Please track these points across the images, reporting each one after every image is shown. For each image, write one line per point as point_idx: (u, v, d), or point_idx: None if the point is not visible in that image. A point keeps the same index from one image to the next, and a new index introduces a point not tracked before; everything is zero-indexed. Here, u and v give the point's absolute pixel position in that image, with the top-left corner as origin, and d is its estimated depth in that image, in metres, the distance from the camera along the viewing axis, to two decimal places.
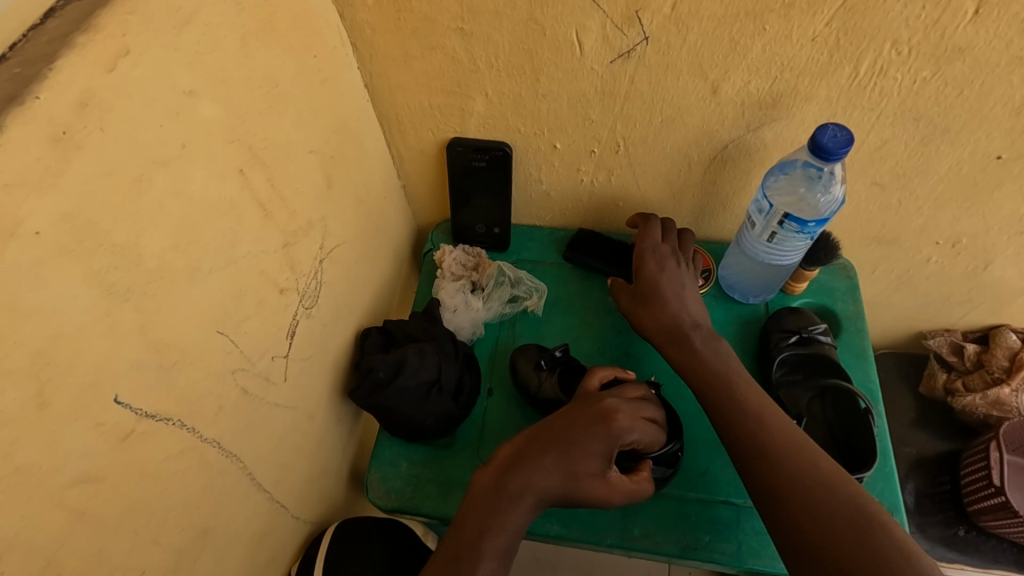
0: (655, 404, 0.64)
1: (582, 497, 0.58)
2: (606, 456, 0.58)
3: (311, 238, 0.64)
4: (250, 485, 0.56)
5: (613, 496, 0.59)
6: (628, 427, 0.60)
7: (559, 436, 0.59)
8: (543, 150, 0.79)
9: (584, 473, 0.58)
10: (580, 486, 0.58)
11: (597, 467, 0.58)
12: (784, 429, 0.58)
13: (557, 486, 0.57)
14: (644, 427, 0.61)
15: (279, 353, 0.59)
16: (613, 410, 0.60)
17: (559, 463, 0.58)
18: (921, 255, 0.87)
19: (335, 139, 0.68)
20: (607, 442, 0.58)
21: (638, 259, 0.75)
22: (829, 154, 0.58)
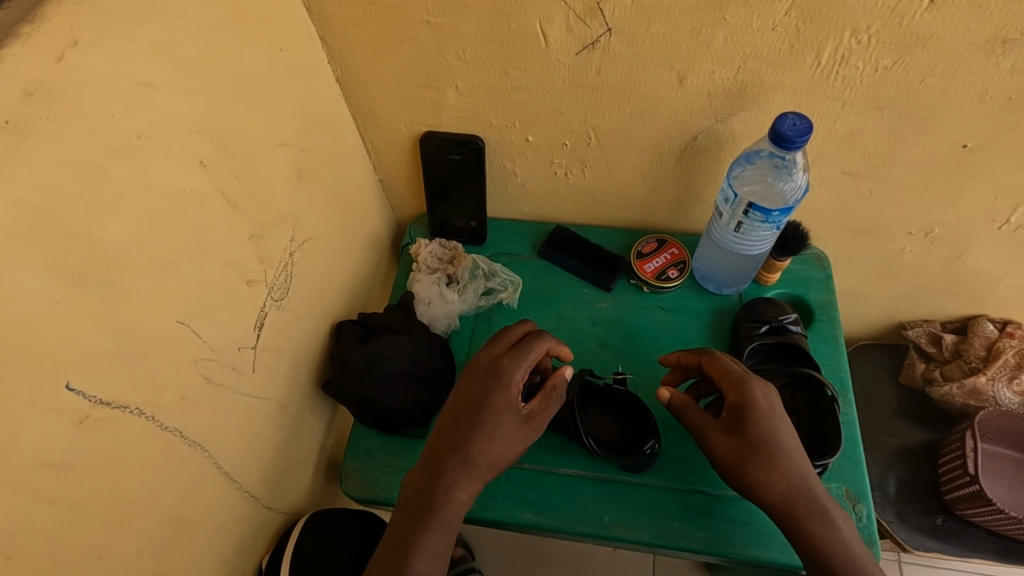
0: (541, 338, 0.67)
1: (513, 446, 0.63)
2: (511, 401, 0.63)
3: (281, 231, 0.64)
4: (218, 475, 0.56)
5: (535, 427, 0.64)
6: (516, 366, 0.64)
7: (470, 405, 0.63)
8: (516, 143, 0.79)
9: (500, 425, 0.62)
10: (506, 439, 0.62)
11: (509, 414, 0.63)
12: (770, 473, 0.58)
13: (484, 449, 0.61)
14: (531, 358, 0.66)
15: (247, 344, 0.59)
16: (501, 363, 0.65)
17: (479, 429, 0.61)
18: (896, 245, 0.86)
19: (307, 132, 0.68)
20: (506, 392, 0.63)
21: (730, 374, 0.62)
22: (790, 142, 0.59)
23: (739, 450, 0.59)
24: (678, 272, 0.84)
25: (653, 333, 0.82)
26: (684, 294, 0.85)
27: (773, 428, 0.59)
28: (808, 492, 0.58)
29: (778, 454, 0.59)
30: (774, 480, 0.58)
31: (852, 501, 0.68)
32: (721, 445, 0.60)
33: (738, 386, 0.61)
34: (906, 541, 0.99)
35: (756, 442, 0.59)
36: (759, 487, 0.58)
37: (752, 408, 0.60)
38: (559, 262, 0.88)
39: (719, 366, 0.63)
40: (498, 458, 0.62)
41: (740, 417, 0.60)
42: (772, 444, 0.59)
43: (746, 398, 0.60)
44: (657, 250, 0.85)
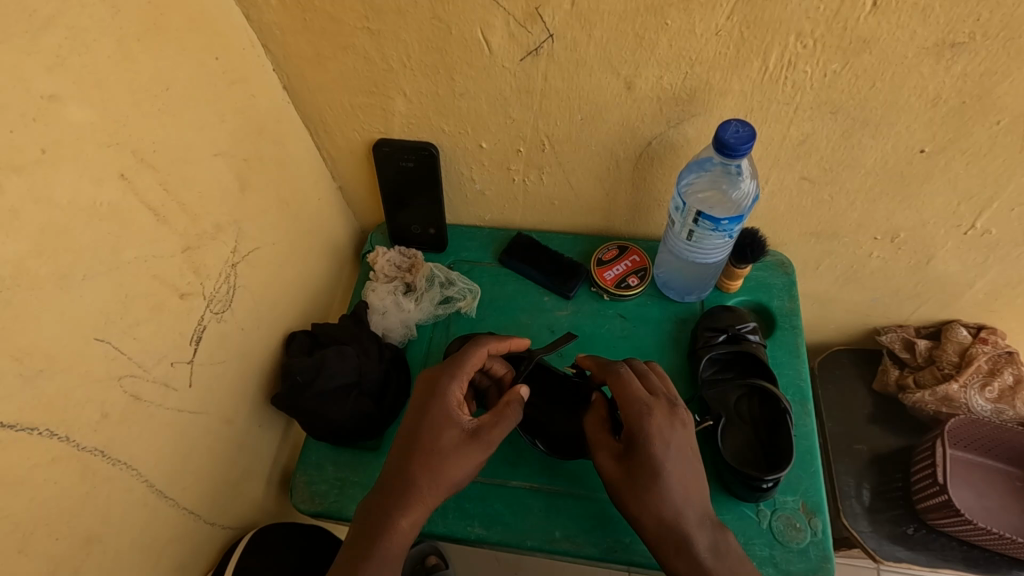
0: (476, 350, 0.66)
1: (461, 463, 0.60)
2: (450, 415, 0.62)
3: (220, 242, 0.63)
4: (149, 492, 0.55)
5: (484, 440, 0.61)
6: (449, 383, 0.63)
7: (409, 428, 0.62)
8: (470, 150, 0.78)
9: (443, 443, 0.60)
10: (452, 458, 0.60)
11: (451, 430, 0.61)
12: (649, 495, 0.58)
13: (427, 472, 0.59)
14: (466, 371, 0.65)
15: (182, 359, 0.58)
16: (436, 379, 0.64)
17: (419, 453, 0.60)
18: (862, 250, 0.85)
19: (250, 141, 0.67)
20: (441, 409, 0.62)
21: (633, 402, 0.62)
22: (733, 150, 0.59)
23: (623, 474, 0.60)
24: (639, 280, 0.82)
25: (611, 342, 0.81)
26: (645, 302, 0.83)
27: (654, 457, 0.59)
28: (682, 521, 0.57)
29: (654, 483, 0.58)
30: (649, 508, 0.58)
31: (808, 515, 0.67)
32: (609, 468, 0.61)
33: (631, 411, 0.61)
34: (876, 551, 0.97)
35: (639, 470, 0.59)
36: (637, 516, 0.58)
37: (642, 434, 0.60)
38: (519, 270, 0.87)
39: (625, 389, 0.62)
40: (449, 479, 0.60)
41: (632, 443, 0.60)
42: (651, 473, 0.58)
43: (636, 423, 0.60)
44: (618, 258, 0.84)
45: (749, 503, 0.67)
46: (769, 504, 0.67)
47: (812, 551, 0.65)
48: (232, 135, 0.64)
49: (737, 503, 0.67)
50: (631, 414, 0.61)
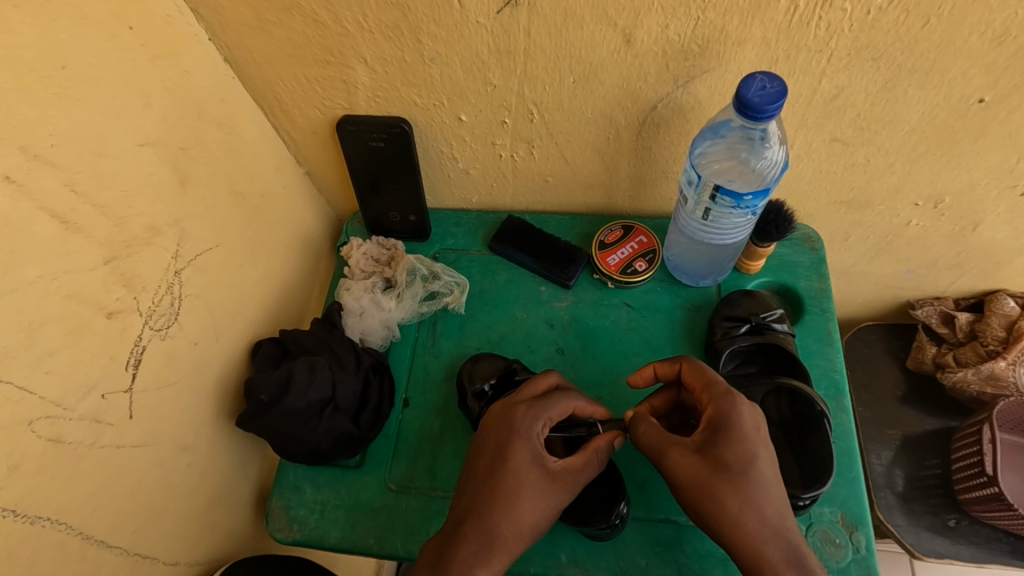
0: (567, 397, 0.57)
1: (548, 509, 0.52)
2: (533, 456, 0.53)
3: (157, 247, 0.54)
4: (87, 545, 0.48)
5: (570, 485, 0.53)
6: (534, 420, 0.54)
7: (481, 463, 0.53)
8: (448, 123, 0.68)
9: (526, 487, 0.52)
10: (535, 506, 0.52)
11: (535, 472, 0.52)
12: (736, 496, 0.48)
13: (513, 520, 0.51)
14: (557, 414, 0.55)
15: (115, 388, 0.50)
16: (523, 412, 0.55)
17: (505, 498, 0.51)
18: (899, 218, 0.74)
19: (189, 127, 0.58)
20: (530, 452, 0.53)
21: (713, 409, 0.51)
22: (757, 112, 0.49)
23: (706, 472, 0.49)
24: (646, 263, 0.73)
25: (616, 336, 0.72)
26: (654, 288, 0.74)
27: (745, 453, 0.49)
28: (784, 537, 0.48)
29: (751, 486, 0.48)
30: (749, 518, 0.48)
31: (848, 529, 0.58)
32: (683, 465, 0.50)
33: (718, 397, 0.52)
34: (915, 546, 0.89)
35: (728, 466, 0.49)
36: (722, 520, 0.48)
37: (731, 425, 0.50)
38: (512, 258, 0.77)
39: (701, 379, 0.54)
40: (532, 528, 0.52)
41: (715, 435, 0.50)
42: (744, 471, 0.49)
43: (725, 413, 0.50)
44: (621, 239, 0.74)
45: None
46: (805, 518, 0.59)
47: (854, 570, 0.57)
48: (163, 121, 0.54)
49: None
50: (719, 414, 0.51)
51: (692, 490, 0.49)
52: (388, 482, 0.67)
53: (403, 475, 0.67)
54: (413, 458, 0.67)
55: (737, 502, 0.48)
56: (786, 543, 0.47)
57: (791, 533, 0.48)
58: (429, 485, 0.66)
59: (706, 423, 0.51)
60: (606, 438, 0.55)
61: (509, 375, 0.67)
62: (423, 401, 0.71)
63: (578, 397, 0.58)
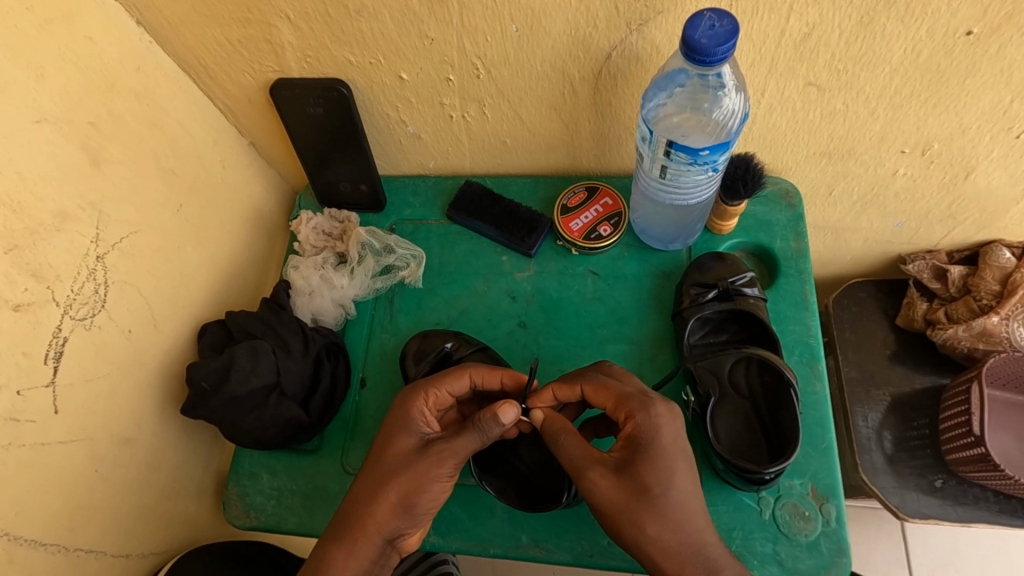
0: (462, 367, 0.54)
1: (417, 486, 0.48)
2: (405, 426, 0.50)
3: (71, 233, 0.51)
4: (17, 546, 0.46)
5: (441, 455, 0.48)
6: (411, 391, 0.52)
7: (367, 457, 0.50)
8: (390, 84, 0.63)
9: (390, 453, 0.49)
10: (395, 479, 0.48)
11: (407, 440, 0.50)
12: (654, 522, 0.45)
13: (369, 492, 0.48)
14: (445, 388, 0.53)
15: (33, 384, 0.47)
16: (406, 391, 0.53)
17: (364, 472, 0.49)
18: (885, 168, 0.69)
19: (99, 100, 0.53)
20: (399, 422, 0.51)
21: (630, 427, 0.48)
22: (707, 54, 0.43)
23: (623, 494, 0.45)
24: (611, 228, 0.69)
25: (581, 307, 0.68)
26: (621, 253, 0.70)
27: (661, 472, 0.46)
28: (705, 555, 0.44)
29: (672, 506, 0.45)
30: (670, 538, 0.44)
31: (818, 501, 0.56)
32: (602, 488, 0.46)
33: (634, 411, 0.48)
34: (900, 508, 0.87)
35: (648, 486, 0.45)
36: (644, 548, 0.45)
37: (647, 443, 0.47)
38: (471, 227, 0.73)
39: (610, 394, 0.50)
40: (398, 504, 0.48)
41: (633, 453, 0.47)
42: (662, 492, 0.45)
43: (644, 427, 0.47)
44: (586, 203, 0.70)
45: (749, 491, 0.56)
46: (772, 491, 0.56)
47: (823, 544, 0.54)
48: (66, 94, 0.50)
49: (735, 492, 0.56)
50: (632, 435, 0.47)
51: (611, 515, 0.46)
52: (346, 466, 0.64)
53: (361, 457, 0.65)
54: (371, 441, 0.65)
55: (657, 524, 0.45)
56: (708, 564, 0.44)
57: (714, 551, 0.45)
58: None
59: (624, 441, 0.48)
60: (490, 414, 0.48)
61: (445, 359, 0.63)
62: (381, 381, 0.68)
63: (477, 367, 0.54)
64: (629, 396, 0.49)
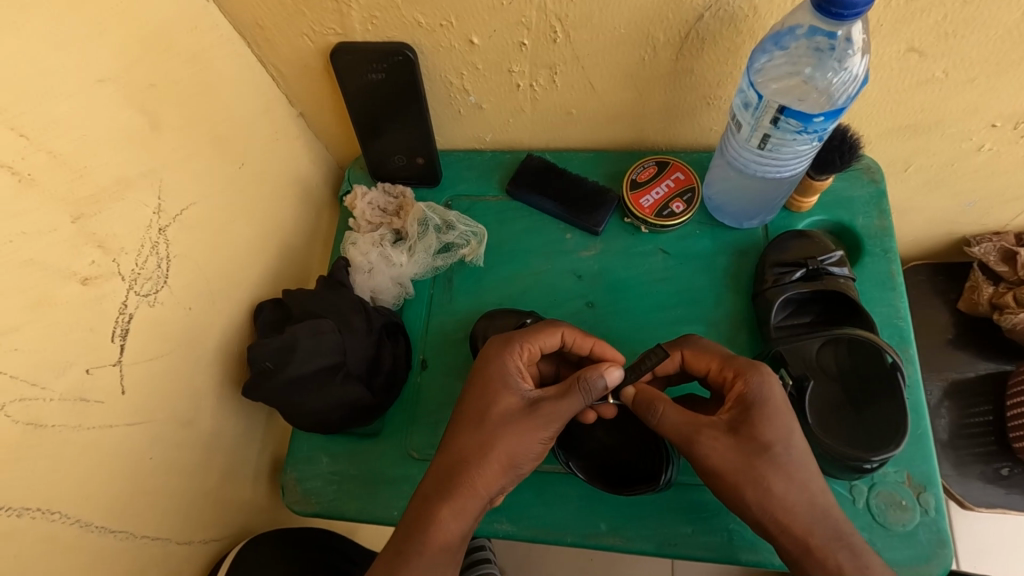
0: (553, 324, 0.53)
1: (523, 444, 0.47)
2: (505, 382, 0.49)
3: (133, 201, 0.47)
4: (85, 533, 0.44)
5: (549, 414, 0.47)
6: (505, 348, 0.50)
7: (465, 414, 0.48)
8: (457, 48, 0.59)
9: (495, 412, 0.47)
10: (503, 436, 0.47)
11: (508, 397, 0.48)
12: (776, 483, 0.43)
13: (475, 449, 0.46)
14: (537, 344, 0.51)
15: (102, 362, 0.45)
16: (497, 344, 0.51)
17: (467, 428, 0.48)
18: (971, 142, 0.65)
19: (156, 60, 0.49)
20: (497, 378, 0.49)
21: (742, 386, 0.46)
22: (844, 9, 0.40)
23: (740, 454, 0.44)
24: (684, 205, 0.65)
25: (652, 287, 0.65)
26: (692, 231, 0.66)
27: (777, 430, 0.44)
28: (827, 513, 0.43)
29: (794, 465, 0.44)
30: (794, 495, 0.43)
31: (915, 490, 0.53)
32: (717, 451, 0.44)
33: (744, 370, 0.47)
34: (965, 497, 0.86)
35: (767, 446, 0.44)
36: (771, 505, 0.43)
37: (760, 402, 0.45)
38: (533, 203, 0.70)
39: (714, 356, 0.49)
40: (505, 462, 0.46)
41: (747, 413, 0.45)
42: (781, 452, 0.44)
43: (756, 387, 0.46)
44: (656, 177, 0.66)
45: (842, 480, 0.53)
46: (866, 479, 0.53)
47: (922, 534, 0.52)
48: (125, 51, 0.46)
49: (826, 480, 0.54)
50: (744, 395, 0.46)
51: (729, 477, 0.44)
52: (408, 450, 0.62)
53: (424, 440, 0.62)
54: (435, 424, 0.62)
55: (780, 484, 0.43)
56: (831, 522, 0.43)
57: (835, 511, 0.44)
58: None
59: (730, 404, 0.46)
60: (595, 372, 0.47)
61: None
62: (442, 363, 0.65)
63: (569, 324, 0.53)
64: (735, 358, 0.48)
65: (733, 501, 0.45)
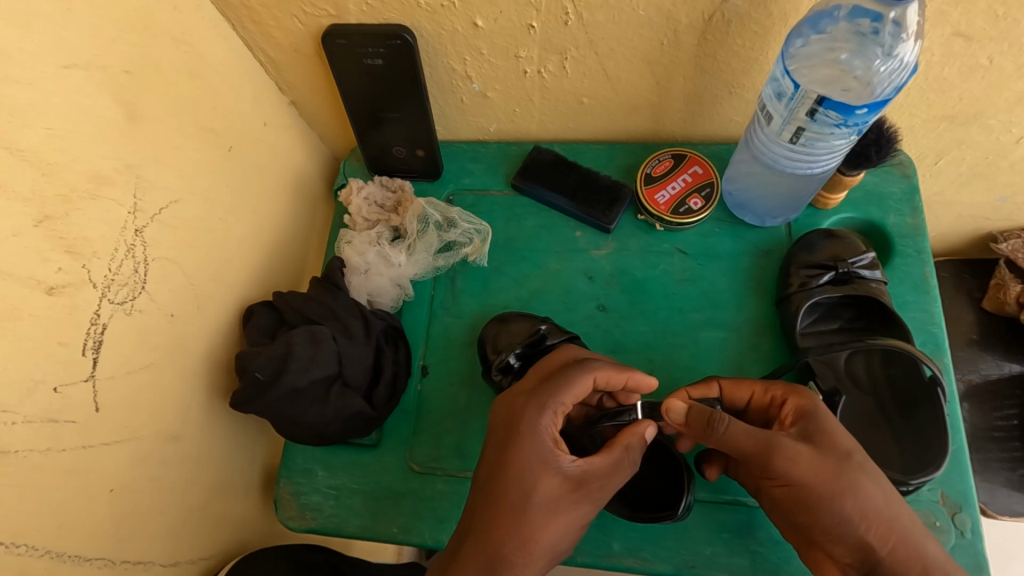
0: (583, 371, 0.47)
1: (568, 527, 0.43)
2: (545, 457, 0.44)
3: (106, 201, 0.43)
4: (61, 564, 0.40)
5: (595, 493, 0.44)
6: (541, 414, 0.45)
7: (504, 497, 0.42)
8: (462, 32, 0.54)
9: (540, 496, 0.43)
10: (548, 521, 0.42)
11: (550, 478, 0.43)
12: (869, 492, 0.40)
13: (519, 539, 0.41)
14: (570, 400, 0.46)
15: (72, 379, 0.41)
16: (528, 405, 0.45)
17: (507, 515, 0.42)
18: (1011, 135, 0.61)
19: (131, 43, 0.45)
20: (537, 454, 0.44)
21: (797, 402, 0.44)
22: None
23: (827, 463, 0.41)
24: (703, 201, 0.61)
25: (669, 289, 0.61)
26: (712, 229, 0.62)
27: (850, 438, 0.42)
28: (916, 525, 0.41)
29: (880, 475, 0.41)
30: (886, 504, 0.40)
31: (952, 510, 0.50)
32: (805, 459, 0.41)
33: (794, 390, 0.45)
34: (988, 505, 0.82)
35: (851, 453, 0.41)
36: (868, 513, 0.40)
37: (823, 415, 0.43)
38: (541, 199, 0.66)
39: (752, 382, 0.47)
40: (548, 549, 0.42)
41: (814, 426, 0.43)
42: (864, 460, 0.41)
43: (815, 401, 0.44)
44: (673, 172, 0.62)
45: None
46: None
47: (959, 558, 0.49)
48: (95, 34, 0.42)
49: None
50: (803, 409, 0.44)
51: (827, 490, 0.40)
52: (410, 462, 0.58)
53: (427, 453, 0.59)
54: (438, 435, 0.59)
55: (875, 493, 0.40)
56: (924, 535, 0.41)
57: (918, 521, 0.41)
58: (458, 466, 0.58)
59: (792, 417, 0.44)
60: (636, 438, 0.46)
61: (540, 342, 0.57)
62: (445, 370, 0.62)
63: (600, 370, 0.48)
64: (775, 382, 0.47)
65: (822, 513, 0.40)
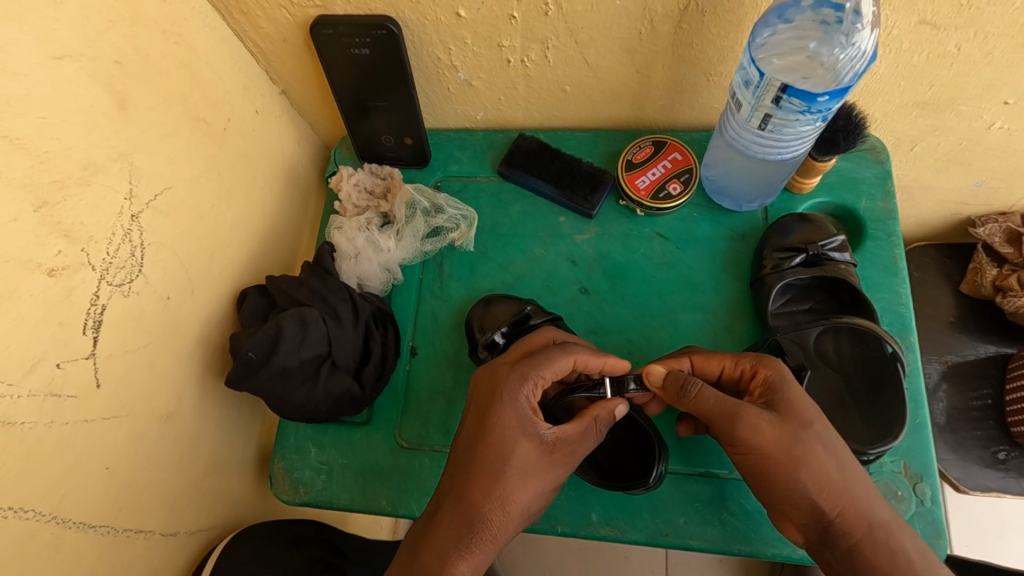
0: (564, 349, 0.49)
1: (540, 490, 0.45)
2: (523, 425, 0.46)
3: (101, 187, 0.45)
4: (65, 529, 0.43)
5: (567, 458, 0.46)
6: (520, 386, 0.46)
7: (482, 460, 0.45)
8: (445, 22, 0.55)
9: (515, 461, 0.45)
10: (522, 484, 0.45)
11: (526, 444, 0.46)
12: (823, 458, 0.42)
13: (494, 500, 0.44)
14: (550, 375, 0.48)
15: (72, 356, 0.43)
16: (508, 377, 0.47)
17: (483, 477, 0.44)
18: (983, 121, 0.63)
19: (121, 35, 0.46)
20: (515, 422, 0.46)
21: (768, 373, 0.46)
22: None
23: (786, 433, 0.43)
24: (681, 186, 0.63)
25: (648, 272, 0.63)
26: (691, 214, 0.64)
27: (814, 408, 0.44)
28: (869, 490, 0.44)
29: (838, 444, 0.43)
30: (838, 472, 0.43)
31: (912, 480, 0.52)
32: (765, 430, 0.43)
33: (764, 361, 0.46)
34: (961, 481, 0.85)
35: (810, 422, 0.43)
36: (821, 481, 0.42)
37: (789, 386, 0.45)
38: (526, 185, 0.68)
39: (722, 356, 0.49)
40: (520, 509, 0.45)
41: (779, 397, 0.44)
42: (823, 429, 0.43)
43: (783, 373, 0.45)
44: (653, 158, 0.64)
45: None
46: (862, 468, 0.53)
47: (917, 525, 0.51)
48: (86, 26, 0.43)
49: None
50: (771, 380, 0.45)
51: (783, 458, 0.42)
52: (398, 439, 0.61)
53: (414, 430, 0.61)
54: (426, 414, 0.61)
55: (830, 459, 0.43)
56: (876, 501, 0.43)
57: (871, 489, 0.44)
58: (443, 442, 0.60)
59: (760, 389, 0.46)
60: (608, 412, 0.48)
61: (523, 322, 0.59)
62: (432, 352, 0.64)
63: (580, 350, 0.49)
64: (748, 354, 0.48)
65: (780, 478, 0.42)
